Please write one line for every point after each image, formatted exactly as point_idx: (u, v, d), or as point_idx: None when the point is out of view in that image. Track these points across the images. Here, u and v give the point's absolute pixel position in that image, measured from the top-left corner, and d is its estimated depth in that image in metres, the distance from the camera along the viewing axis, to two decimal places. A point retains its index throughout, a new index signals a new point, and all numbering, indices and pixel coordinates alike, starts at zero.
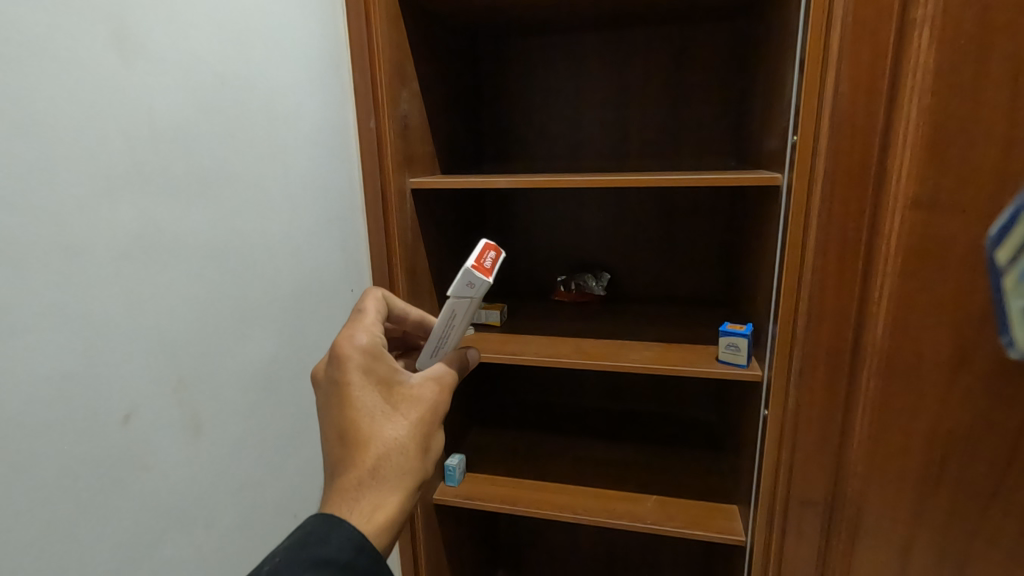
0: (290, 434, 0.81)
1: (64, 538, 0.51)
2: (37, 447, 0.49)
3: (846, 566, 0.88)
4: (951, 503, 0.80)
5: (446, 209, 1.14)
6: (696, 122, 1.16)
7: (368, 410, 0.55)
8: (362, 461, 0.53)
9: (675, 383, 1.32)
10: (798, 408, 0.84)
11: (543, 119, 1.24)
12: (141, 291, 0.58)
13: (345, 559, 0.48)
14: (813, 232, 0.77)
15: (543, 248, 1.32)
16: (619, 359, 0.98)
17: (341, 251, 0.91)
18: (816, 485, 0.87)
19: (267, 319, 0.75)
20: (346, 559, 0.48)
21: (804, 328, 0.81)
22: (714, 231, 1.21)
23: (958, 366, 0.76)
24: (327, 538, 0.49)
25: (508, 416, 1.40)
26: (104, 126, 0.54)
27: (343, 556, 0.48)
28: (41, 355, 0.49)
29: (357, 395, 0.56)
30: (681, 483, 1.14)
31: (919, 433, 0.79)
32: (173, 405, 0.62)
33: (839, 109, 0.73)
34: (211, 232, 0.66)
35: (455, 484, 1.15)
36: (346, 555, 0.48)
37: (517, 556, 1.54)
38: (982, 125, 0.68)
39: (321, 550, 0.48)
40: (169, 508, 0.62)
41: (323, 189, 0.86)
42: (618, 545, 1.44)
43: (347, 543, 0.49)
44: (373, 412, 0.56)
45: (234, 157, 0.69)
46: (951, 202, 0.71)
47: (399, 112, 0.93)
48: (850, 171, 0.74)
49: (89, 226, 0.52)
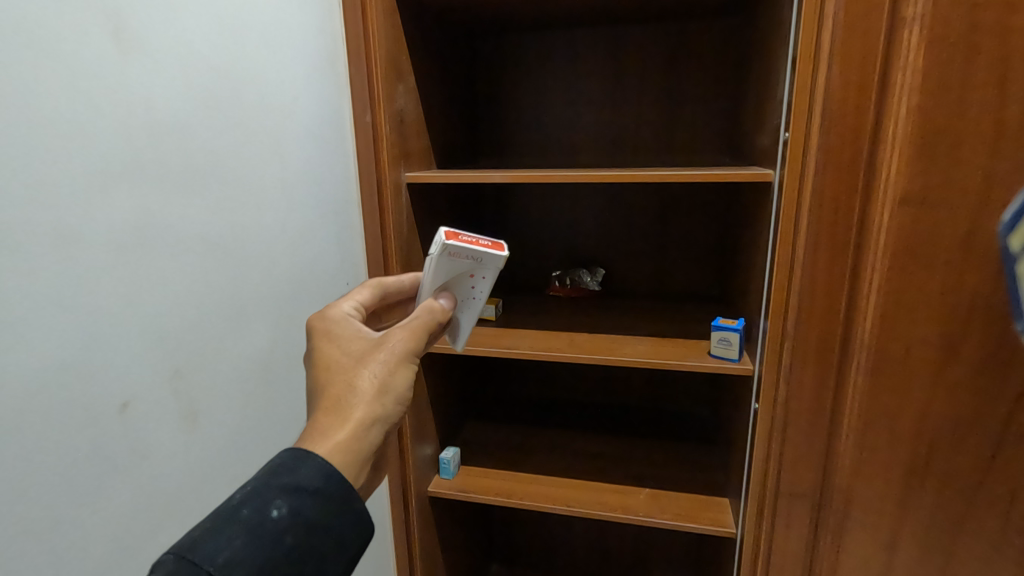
0: (285, 424, 0.82)
1: (62, 523, 0.52)
2: (37, 432, 0.50)
3: (835, 557, 0.89)
4: (937, 492, 0.82)
5: (442, 205, 1.15)
6: (691, 119, 1.17)
7: (326, 361, 0.56)
8: (323, 407, 0.53)
9: (669, 377, 1.33)
10: (788, 402, 0.85)
11: (540, 115, 1.24)
12: (138, 282, 0.58)
13: (315, 486, 0.47)
14: (803, 228, 0.78)
15: (538, 243, 1.33)
16: (612, 353, 0.99)
17: (337, 244, 0.92)
18: (806, 476, 0.88)
19: (263, 311, 0.76)
20: (317, 486, 0.47)
21: (794, 323, 0.82)
22: (707, 228, 1.22)
23: (944, 358, 0.77)
24: (297, 468, 0.48)
25: (503, 410, 1.41)
26: (104, 117, 0.54)
27: (314, 484, 0.47)
28: (41, 343, 0.50)
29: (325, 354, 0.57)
30: (672, 476, 1.15)
31: (907, 424, 0.81)
32: (170, 395, 0.62)
33: (830, 106, 0.73)
34: (208, 222, 0.66)
35: (449, 476, 1.16)
36: (316, 482, 0.47)
37: (511, 549, 1.55)
38: (970, 123, 0.69)
39: (283, 483, 0.47)
40: (166, 495, 0.63)
41: (319, 182, 0.87)
42: (610, 537, 1.46)
43: (309, 471, 0.48)
44: (333, 363, 0.56)
45: (231, 150, 0.70)
46: (940, 199, 0.72)
47: (396, 106, 0.94)
48: (841, 167, 0.75)
49: (86, 216, 0.53)
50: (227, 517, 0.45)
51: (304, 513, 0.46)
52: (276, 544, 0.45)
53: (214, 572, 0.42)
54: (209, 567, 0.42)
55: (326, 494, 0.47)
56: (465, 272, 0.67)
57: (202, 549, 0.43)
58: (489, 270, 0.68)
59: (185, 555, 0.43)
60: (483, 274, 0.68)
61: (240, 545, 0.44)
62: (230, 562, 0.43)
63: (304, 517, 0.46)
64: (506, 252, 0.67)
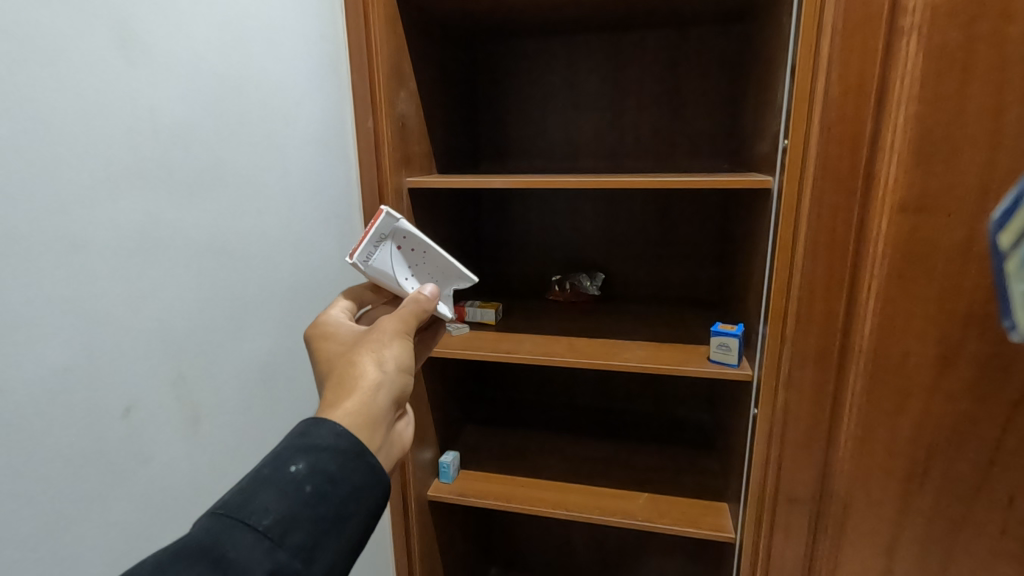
0: (287, 428, 0.82)
1: (65, 529, 0.52)
2: (42, 438, 0.50)
3: (834, 562, 0.89)
4: (935, 495, 0.82)
5: (442, 210, 1.15)
6: (690, 124, 1.17)
7: (331, 349, 0.60)
8: (327, 387, 0.55)
9: (668, 382, 1.34)
10: (787, 408, 0.86)
11: (541, 120, 1.25)
12: (142, 287, 0.59)
13: (328, 443, 0.48)
14: (802, 234, 0.79)
15: (538, 248, 1.33)
16: (612, 358, 0.99)
17: (337, 250, 0.92)
18: (805, 482, 0.88)
19: (265, 316, 0.76)
20: (330, 442, 0.48)
21: (793, 329, 0.82)
22: (706, 232, 1.23)
23: (943, 362, 0.77)
24: (308, 431, 0.49)
25: (503, 414, 1.41)
26: (110, 123, 0.55)
27: (327, 439, 0.48)
28: (46, 349, 0.50)
29: (326, 344, 0.61)
30: (671, 480, 1.16)
31: (905, 428, 0.81)
32: (172, 399, 0.63)
33: (828, 115, 0.74)
34: (211, 228, 0.67)
35: (448, 480, 1.16)
36: (330, 439, 0.48)
37: (510, 554, 1.55)
38: (966, 131, 0.70)
39: (301, 442, 0.48)
40: (169, 498, 0.63)
41: (321, 187, 0.87)
42: (608, 541, 1.46)
43: (323, 428, 0.49)
44: (336, 349, 0.59)
45: (234, 155, 0.70)
46: (937, 207, 0.73)
47: (398, 111, 0.94)
48: (839, 174, 0.76)
49: (93, 221, 0.54)
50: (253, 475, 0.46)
51: (323, 463, 0.47)
52: (300, 492, 0.44)
53: (242, 520, 0.42)
54: (238, 518, 0.43)
55: (339, 446, 0.48)
56: (384, 250, 0.70)
57: (231, 502, 0.43)
58: (394, 228, 0.69)
59: (216, 512, 0.43)
60: (400, 234, 0.70)
61: (262, 498, 0.44)
62: (262, 510, 0.43)
63: (322, 468, 0.46)
64: (385, 209, 0.68)
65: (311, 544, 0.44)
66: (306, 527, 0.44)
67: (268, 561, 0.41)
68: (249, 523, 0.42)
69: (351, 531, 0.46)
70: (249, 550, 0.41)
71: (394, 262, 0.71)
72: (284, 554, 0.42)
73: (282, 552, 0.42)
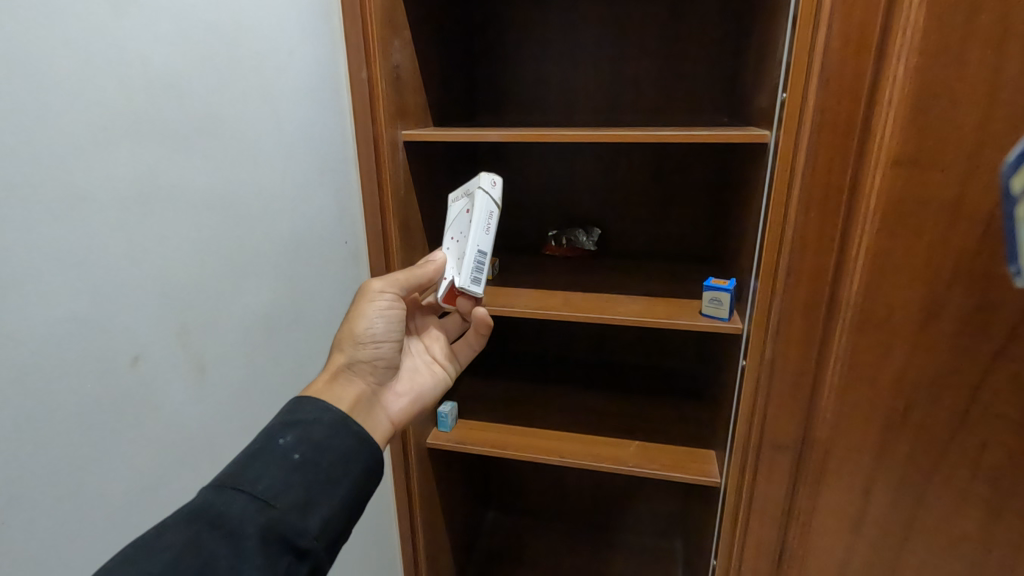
0: (289, 378, 0.85)
1: (79, 471, 0.55)
2: (52, 384, 0.52)
3: (812, 504, 0.94)
4: (911, 442, 0.86)
5: (439, 165, 1.15)
6: (690, 76, 1.15)
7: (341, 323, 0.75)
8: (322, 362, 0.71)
9: (662, 335, 1.37)
10: (774, 360, 0.88)
11: (539, 71, 1.22)
12: (142, 240, 0.59)
13: (311, 417, 0.59)
14: (796, 189, 0.79)
15: (535, 203, 1.33)
16: (606, 312, 1.01)
17: (334, 204, 0.92)
18: (788, 429, 0.92)
19: (264, 269, 0.77)
20: (314, 416, 0.59)
21: (783, 283, 0.84)
22: (703, 187, 1.23)
23: (926, 315, 0.79)
24: (297, 408, 0.60)
25: (500, 367, 1.44)
26: (102, 75, 0.54)
27: (311, 416, 0.59)
28: (50, 299, 0.51)
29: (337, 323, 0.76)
30: (661, 429, 1.20)
31: (886, 380, 0.84)
32: (177, 349, 0.65)
33: (828, 67, 0.73)
34: (206, 181, 0.67)
35: (447, 429, 1.20)
36: (313, 414, 0.59)
37: (507, 498, 1.62)
38: (965, 85, 0.69)
39: (289, 418, 0.59)
40: (178, 441, 0.66)
41: (317, 141, 0.87)
42: (601, 486, 1.53)
43: (307, 405, 0.60)
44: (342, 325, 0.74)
45: (227, 106, 0.69)
46: (931, 162, 0.73)
47: (391, 62, 0.93)
48: (836, 128, 0.75)
49: (91, 175, 0.54)
50: (246, 452, 0.56)
51: (310, 433, 0.58)
52: (289, 460, 0.55)
53: (241, 488, 0.52)
54: (238, 487, 0.52)
55: (321, 420, 0.59)
56: (461, 206, 0.78)
57: (230, 474, 0.53)
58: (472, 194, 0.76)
59: (215, 484, 0.53)
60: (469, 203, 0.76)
61: (256, 465, 0.54)
62: (256, 477, 0.53)
63: (307, 439, 0.57)
64: (483, 176, 0.76)
65: (302, 502, 0.54)
66: (297, 487, 0.54)
67: (264, 519, 0.51)
68: (244, 489, 0.52)
69: (339, 491, 0.56)
70: (245, 508, 0.51)
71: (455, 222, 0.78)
72: (276, 512, 0.52)
73: (275, 510, 0.52)
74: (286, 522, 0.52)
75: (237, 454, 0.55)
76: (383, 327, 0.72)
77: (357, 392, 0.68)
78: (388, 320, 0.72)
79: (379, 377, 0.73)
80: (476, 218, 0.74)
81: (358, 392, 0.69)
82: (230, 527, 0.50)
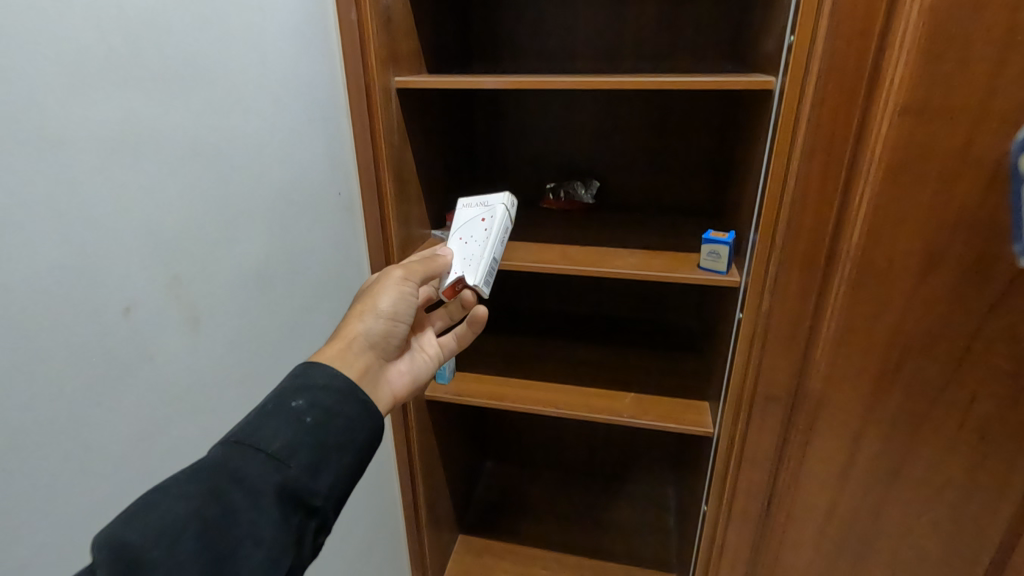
0: (285, 331, 0.85)
1: (75, 418, 0.55)
2: (42, 332, 0.51)
3: (802, 452, 0.96)
4: (902, 393, 0.87)
5: (433, 114, 1.11)
6: (694, 19, 1.11)
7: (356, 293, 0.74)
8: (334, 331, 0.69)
9: (660, 289, 1.37)
10: (771, 312, 0.88)
11: (536, 15, 1.17)
12: (127, 188, 0.58)
13: (324, 382, 0.58)
14: (800, 138, 0.77)
15: (532, 155, 1.31)
16: (604, 265, 1.00)
17: (326, 154, 0.90)
18: (782, 381, 0.92)
19: (255, 220, 0.76)
20: (327, 381, 0.59)
21: (783, 234, 0.83)
22: (705, 137, 1.20)
23: (926, 268, 0.79)
24: (312, 372, 0.59)
25: (497, 321, 1.45)
26: (75, 11, 0.51)
27: (323, 380, 0.59)
28: (35, 246, 0.50)
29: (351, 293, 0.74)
30: (657, 381, 1.21)
31: (881, 333, 0.84)
32: (170, 301, 0.64)
33: (838, 7, 0.70)
34: (191, 127, 0.65)
35: (445, 382, 1.21)
36: (326, 378, 0.59)
37: (505, 448, 1.66)
38: (981, 27, 0.66)
39: (303, 381, 0.58)
40: (174, 392, 0.66)
41: (306, 87, 0.84)
42: (597, 437, 1.56)
43: (322, 371, 0.60)
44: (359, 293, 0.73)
45: (210, 48, 0.66)
46: (940, 110, 0.71)
47: (382, 4, 0.89)
48: (844, 73, 0.73)
49: (69, 118, 0.52)
50: (261, 411, 0.55)
51: (322, 397, 0.57)
52: (301, 422, 0.55)
53: (257, 448, 0.53)
54: (253, 446, 0.53)
55: (334, 386, 0.58)
56: (475, 214, 0.84)
57: (246, 434, 0.54)
58: (492, 204, 0.82)
59: (232, 442, 0.53)
60: (489, 211, 0.82)
61: (270, 426, 0.54)
62: (270, 436, 0.53)
63: (319, 402, 0.57)
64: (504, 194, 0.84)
65: (314, 465, 0.54)
66: (308, 448, 0.54)
67: (279, 479, 0.52)
68: (263, 448, 0.53)
69: (349, 455, 0.57)
70: (260, 468, 0.52)
71: (469, 225, 0.83)
72: (290, 472, 0.53)
73: (290, 471, 0.53)
74: (298, 482, 0.53)
75: (251, 413, 0.55)
76: (404, 307, 0.72)
77: (366, 363, 0.67)
78: (408, 300, 0.73)
79: (387, 352, 0.72)
80: (496, 224, 0.80)
81: (368, 363, 0.68)
82: (246, 484, 0.51)
